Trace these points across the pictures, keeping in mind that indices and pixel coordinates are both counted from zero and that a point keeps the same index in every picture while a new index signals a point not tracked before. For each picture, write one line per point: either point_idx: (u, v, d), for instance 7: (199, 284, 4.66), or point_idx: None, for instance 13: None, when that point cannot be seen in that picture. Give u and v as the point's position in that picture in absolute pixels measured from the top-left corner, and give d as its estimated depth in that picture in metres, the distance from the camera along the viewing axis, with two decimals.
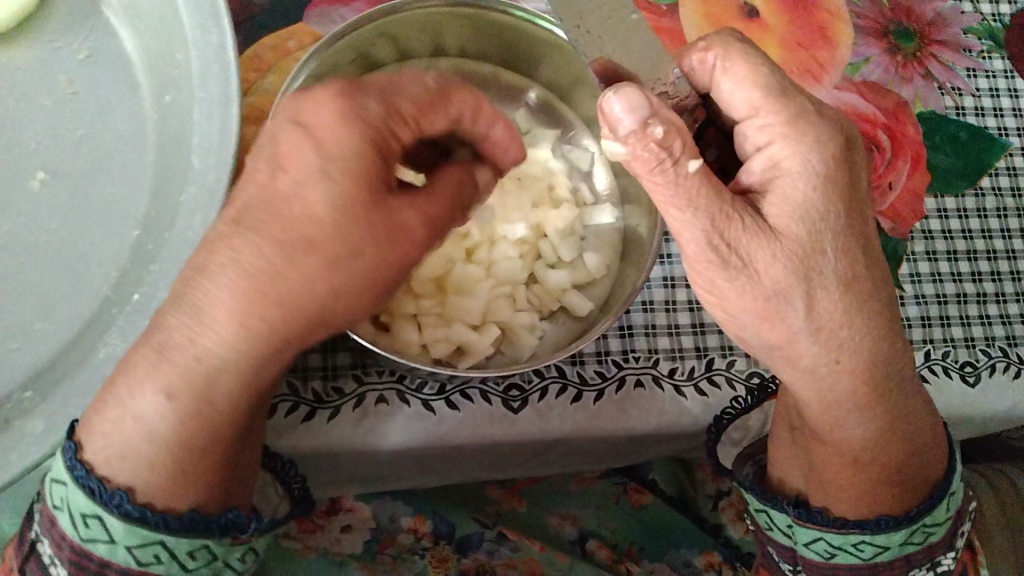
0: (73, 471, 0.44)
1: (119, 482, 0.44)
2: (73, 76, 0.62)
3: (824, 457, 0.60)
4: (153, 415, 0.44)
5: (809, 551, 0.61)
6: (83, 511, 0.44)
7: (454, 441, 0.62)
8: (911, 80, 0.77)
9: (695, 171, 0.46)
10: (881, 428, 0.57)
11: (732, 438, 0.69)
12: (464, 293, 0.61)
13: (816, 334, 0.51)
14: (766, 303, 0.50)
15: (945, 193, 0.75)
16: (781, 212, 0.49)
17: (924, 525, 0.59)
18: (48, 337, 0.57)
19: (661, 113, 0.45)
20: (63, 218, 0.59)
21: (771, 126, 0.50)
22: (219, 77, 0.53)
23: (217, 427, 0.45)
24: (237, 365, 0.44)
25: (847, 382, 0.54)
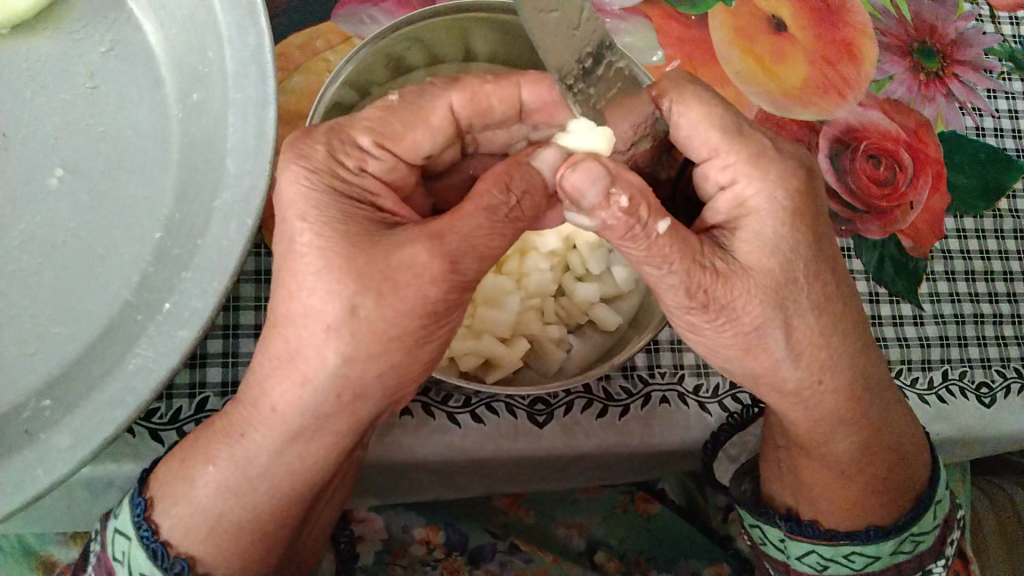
0: (140, 529, 0.48)
1: (181, 550, 0.48)
2: (94, 69, 0.60)
3: (808, 470, 0.60)
4: (232, 508, 0.48)
5: (801, 564, 0.60)
6: (144, 571, 0.47)
7: (479, 456, 0.61)
8: (933, 99, 0.77)
9: (662, 232, 0.46)
10: (866, 441, 0.57)
11: (729, 453, 0.70)
12: (494, 304, 0.60)
13: (797, 360, 0.51)
14: (747, 338, 0.50)
15: (964, 213, 0.75)
16: (751, 249, 0.49)
17: (913, 534, 0.59)
18: (66, 342, 0.55)
19: (622, 177, 0.45)
20: (84, 218, 0.57)
21: (732, 165, 0.49)
22: (256, 79, 0.52)
23: (284, 516, 0.49)
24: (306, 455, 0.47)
25: (831, 401, 0.54)
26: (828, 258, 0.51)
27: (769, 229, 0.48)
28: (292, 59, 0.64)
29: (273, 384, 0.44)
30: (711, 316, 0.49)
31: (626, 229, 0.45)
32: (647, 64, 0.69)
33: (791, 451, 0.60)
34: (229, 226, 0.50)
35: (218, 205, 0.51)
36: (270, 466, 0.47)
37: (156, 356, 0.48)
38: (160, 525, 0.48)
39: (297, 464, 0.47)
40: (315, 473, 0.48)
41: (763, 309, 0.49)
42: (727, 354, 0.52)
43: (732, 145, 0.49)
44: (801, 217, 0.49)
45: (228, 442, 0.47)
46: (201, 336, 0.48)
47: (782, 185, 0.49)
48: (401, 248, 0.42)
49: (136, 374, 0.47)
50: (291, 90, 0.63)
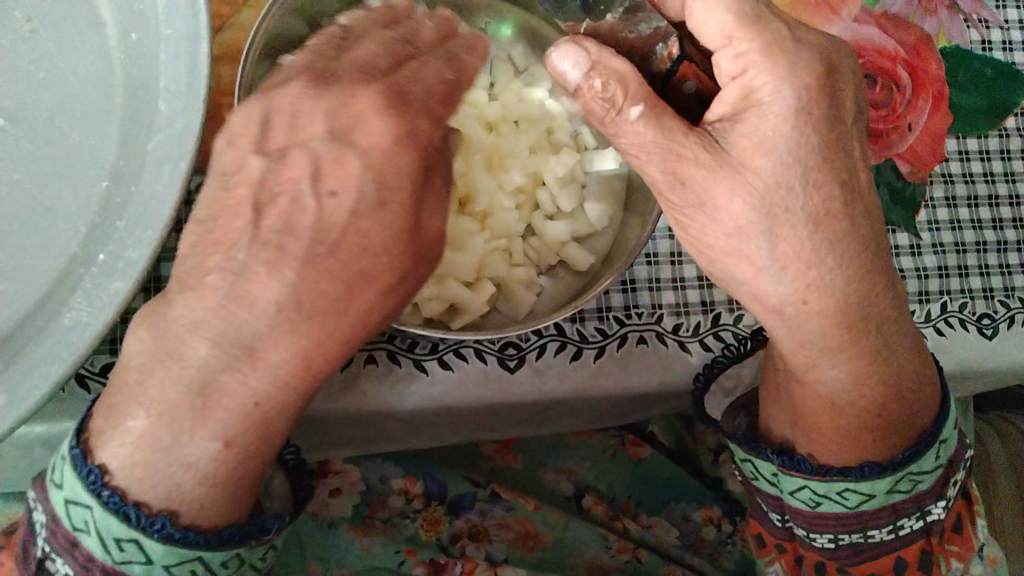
0: (100, 495, 0.41)
1: (134, 499, 0.42)
2: (30, 11, 0.56)
3: (802, 398, 0.56)
4: (163, 476, 0.42)
5: (795, 499, 0.57)
6: (118, 536, 0.41)
7: (444, 401, 0.59)
8: (935, 12, 0.71)
9: (634, 118, 0.45)
10: (860, 372, 0.53)
11: (724, 387, 0.65)
12: (457, 248, 0.57)
13: (783, 272, 0.47)
14: (730, 242, 0.47)
15: (967, 133, 0.71)
16: (746, 145, 0.45)
17: (911, 473, 0.54)
18: (13, 297, 0.53)
19: (605, 62, 0.45)
20: (25, 168, 0.55)
21: (745, 53, 0.45)
22: (187, 13, 0.49)
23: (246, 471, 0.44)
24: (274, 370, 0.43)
25: (815, 323, 0.49)
26: (836, 164, 0.47)
27: (770, 128, 0.45)
28: None
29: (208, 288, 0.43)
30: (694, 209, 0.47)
31: (603, 111, 0.45)
32: None
33: (789, 379, 0.57)
34: (163, 171, 0.48)
35: (152, 150, 0.48)
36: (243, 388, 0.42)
37: (91, 310, 0.47)
38: (105, 463, 0.42)
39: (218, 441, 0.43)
40: (281, 398, 0.44)
41: (748, 210, 0.45)
42: (713, 255, 0.49)
43: (747, 34, 0.45)
44: (810, 118, 0.45)
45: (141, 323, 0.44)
46: (136, 287, 0.47)
47: (790, 79, 0.45)
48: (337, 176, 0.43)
49: (71, 329, 0.46)
50: (241, 25, 0.59)
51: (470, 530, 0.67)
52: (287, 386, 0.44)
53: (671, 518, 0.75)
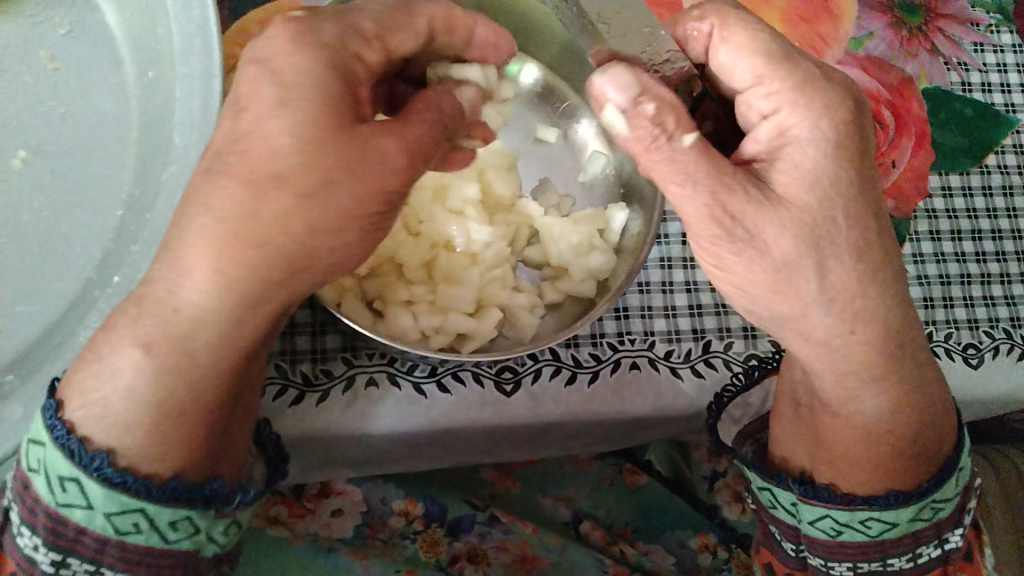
0: (53, 429, 0.42)
1: (99, 443, 0.41)
2: (55, 51, 0.60)
3: (833, 429, 0.57)
4: (137, 375, 0.41)
5: (814, 529, 0.57)
6: (62, 474, 0.41)
7: (444, 424, 0.61)
8: (916, 55, 0.74)
9: (690, 146, 0.45)
10: (895, 399, 0.54)
11: (732, 415, 0.66)
12: (455, 281, 0.59)
13: (829, 304, 0.49)
14: (776, 276, 0.48)
15: (949, 171, 0.74)
16: (786, 180, 0.47)
17: (934, 501, 0.55)
18: (32, 318, 0.55)
19: (655, 92, 0.46)
20: (46, 197, 0.58)
21: (777, 92, 0.48)
22: (201, 53, 0.52)
23: (208, 359, 0.42)
24: (223, 320, 0.42)
25: (862, 352, 0.51)
26: (870, 197, 0.49)
27: (810, 161, 0.47)
28: (251, 34, 0.63)
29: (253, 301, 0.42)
30: (735, 247, 0.47)
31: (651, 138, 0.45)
32: None
33: (816, 410, 0.58)
34: (171, 201, 0.50)
35: (166, 178, 0.51)
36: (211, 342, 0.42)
37: None
38: (72, 422, 0.42)
39: (197, 311, 0.41)
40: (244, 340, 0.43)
41: (797, 243, 0.47)
42: (756, 294, 0.49)
43: (776, 71, 0.48)
44: (846, 149, 0.47)
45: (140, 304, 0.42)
46: None
47: (826, 115, 0.47)
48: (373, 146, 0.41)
49: (87, 346, 0.48)
50: None
51: (469, 552, 0.68)
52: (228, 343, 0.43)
53: (667, 546, 0.76)
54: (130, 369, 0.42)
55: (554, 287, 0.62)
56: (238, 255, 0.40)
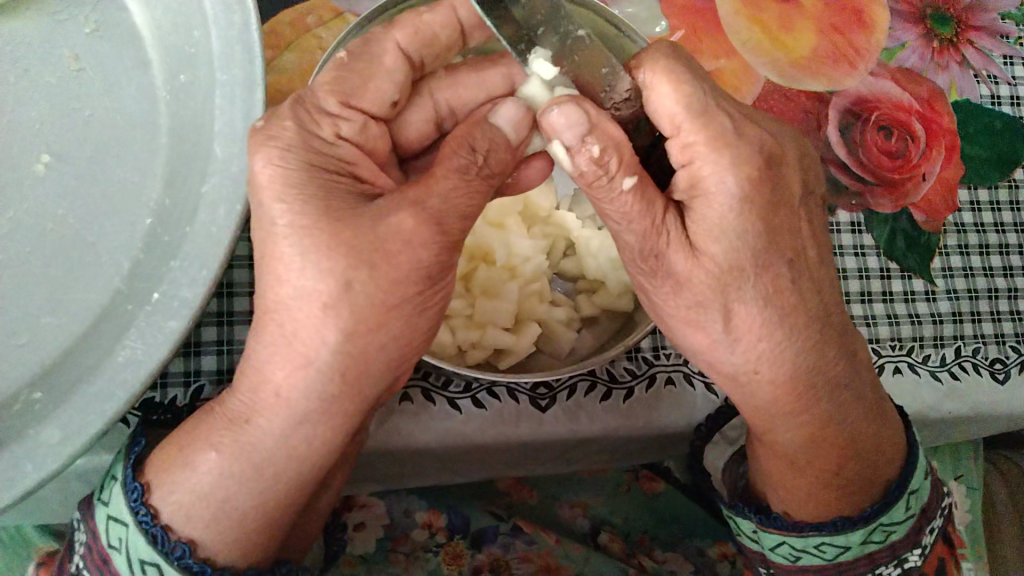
0: (136, 514, 0.45)
1: (182, 535, 0.45)
2: (80, 50, 0.57)
3: (768, 458, 0.56)
4: (235, 492, 0.46)
5: (775, 554, 0.57)
6: (142, 558, 0.45)
7: (475, 440, 0.59)
8: (947, 67, 0.74)
9: (629, 189, 0.44)
10: (813, 435, 0.53)
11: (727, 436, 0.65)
12: (494, 295, 0.58)
13: (735, 344, 0.48)
14: (688, 310, 0.48)
15: (978, 184, 0.74)
16: (700, 230, 0.46)
17: (883, 524, 0.55)
18: (57, 331, 0.53)
19: (600, 127, 0.44)
20: (72, 204, 0.55)
21: (691, 145, 0.45)
22: (243, 60, 0.53)
23: (304, 478, 0.47)
24: (307, 451, 0.45)
25: (768, 391, 0.50)
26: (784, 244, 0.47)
27: (725, 212, 0.45)
28: (283, 36, 0.62)
29: (272, 370, 0.43)
30: (659, 282, 0.48)
31: (594, 177, 0.44)
32: (650, 35, 0.67)
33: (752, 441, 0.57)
34: (217, 213, 0.51)
35: (206, 190, 0.51)
36: (296, 456, 0.45)
37: (145, 348, 0.49)
38: (163, 513, 0.45)
39: (304, 448, 0.45)
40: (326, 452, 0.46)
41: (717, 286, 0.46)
42: (673, 324, 0.49)
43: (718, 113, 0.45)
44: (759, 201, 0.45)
45: (232, 431, 0.45)
46: (189, 326, 0.49)
47: (733, 171, 0.45)
48: (387, 218, 0.42)
49: (125, 366, 0.48)
50: (281, 69, 0.61)
51: (492, 564, 0.66)
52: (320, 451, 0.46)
53: (686, 554, 0.74)
54: (229, 484, 0.45)
55: (591, 302, 0.61)
56: (340, 369, 0.43)
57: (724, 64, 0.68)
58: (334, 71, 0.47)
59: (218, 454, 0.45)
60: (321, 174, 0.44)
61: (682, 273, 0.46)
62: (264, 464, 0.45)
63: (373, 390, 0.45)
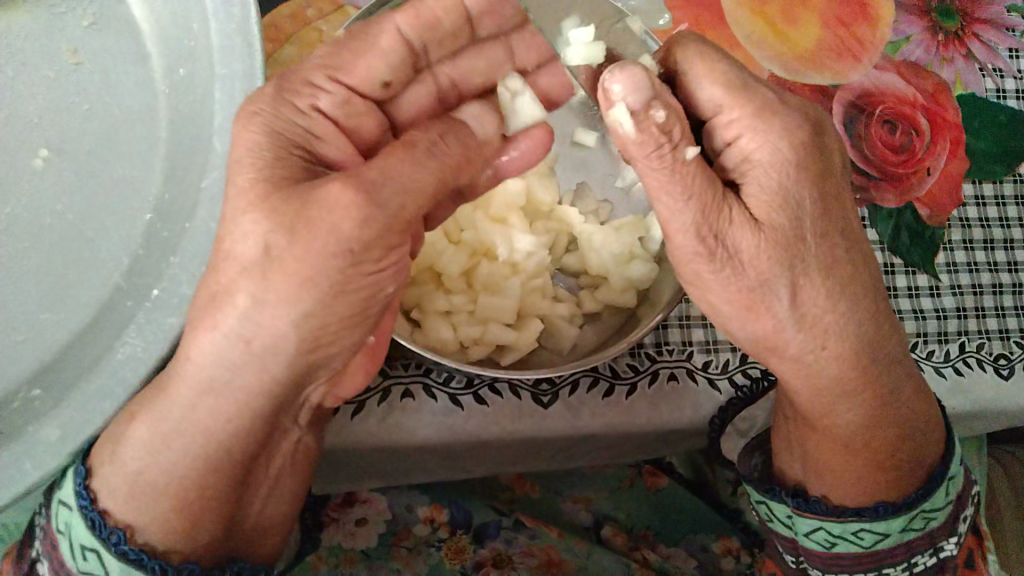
0: (78, 498, 0.44)
1: (117, 519, 0.44)
2: (77, 44, 0.57)
3: (814, 442, 0.55)
4: (154, 466, 0.43)
5: (810, 541, 0.57)
6: (83, 543, 0.44)
7: (478, 436, 0.59)
8: (952, 61, 0.74)
9: (692, 158, 0.43)
10: (871, 414, 0.52)
11: (738, 428, 0.63)
12: (495, 291, 0.58)
13: (802, 322, 0.47)
14: (751, 294, 0.46)
15: (982, 179, 0.73)
16: (739, 214, 0.45)
17: (924, 510, 0.54)
18: (55, 328, 0.53)
19: (663, 96, 0.42)
20: (70, 199, 0.55)
21: (738, 120, 0.45)
22: (242, 54, 0.52)
23: (230, 457, 0.44)
24: (231, 427, 0.43)
25: (833, 369, 0.49)
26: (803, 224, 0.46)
27: (724, 209, 0.45)
28: (283, 30, 0.61)
29: (196, 341, 0.41)
30: (718, 267, 0.45)
31: (655, 147, 0.42)
32: (653, 28, 0.67)
33: (795, 427, 0.56)
34: (217, 208, 0.50)
35: (206, 185, 0.51)
36: (208, 433, 0.43)
37: (145, 344, 0.48)
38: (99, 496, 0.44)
39: (218, 421, 0.43)
40: (245, 419, 0.43)
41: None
42: (729, 311, 0.48)
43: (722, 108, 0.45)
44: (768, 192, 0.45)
45: (152, 400, 0.44)
46: (190, 322, 0.49)
47: (785, 138, 0.45)
48: (369, 212, 0.41)
49: (126, 363, 0.48)
50: (281, 62, 0.61)
51: (494, 558, 0.66)
52: (240, 418, 0.43)
53: (689, 548, 0.73)
54: (154, 458, 0.43)
55: (593, 297, 0.61)
56: None
57: (728, 58, 0.68)
58: (329, 46, 0.47)
59: (138, 432, 0.44)
60: (290, 148, 0.43)
61: (751, 250, 0.45)
62: (185, 435, 0.43)
63: (295, 363, 0.41)
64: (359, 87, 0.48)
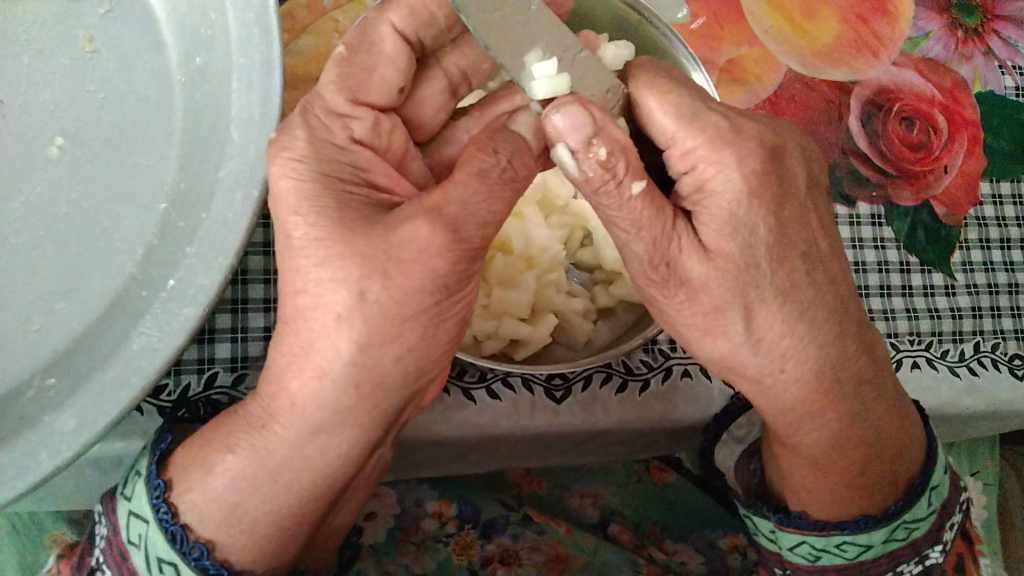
0: (158, 511, 0.45)
1: (200, 535, 0.45)
2: (94, 32, 0.56)
3: (788, 459, 0.55)
4: (248, 495, 0.45)
5: (796, 554, 0.57)
6: (161, 557, 0.45)
7: (491, 430, 0.59)
8: (971, 58, 0.73)
9: (639, 193, 0.42)
10: (837, 433, 0.52)
11: (734, 435, 0.61)
12: (511, 285, 0.58)
13: (758, 345, 0.46)
14: (706, 317, 0.46)
15: (1000, 177, 0.72)
16: (719, 230, 0.45)
17: (905, 522, 0.54)
18: (70, 317, 0.53)
19: (605, 131, 0.41)
20: (86, 188, 0.55)
21: (693, 151, 0.45)
22: (260, 43, 0.52)
23: (320, 488, 0.46)
24: (329, 462, 0.44)
25: (794, 390, 0.49)
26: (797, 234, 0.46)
27: (737, 211, 0.44)
28: (299, 20, 0.61)
29: (287, 371, 0.42)
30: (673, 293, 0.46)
31: (601, 184, 0.42)
32: (671, 22, 0.66)
33: (772, 441, 0.56)
34: (234, 199, 0.50)
35: (223, 175, 0.51)
36: (307, 466, 0.45)
37: (161, 335, 0.48)
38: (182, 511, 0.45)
39: (318, 458, 0.44)
40: (345, 459, 0.45)
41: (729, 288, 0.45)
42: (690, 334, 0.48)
43: None
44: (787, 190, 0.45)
45: (247, 430, 0.45)
46: (206, 313, 0.48)
47: (748, 164, 0.44)
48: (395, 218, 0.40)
49: (141, 354, 0.48)
50: (298, 52, 0.60)
51: (502, 554, 0.66)
52: (337, 458, 0.44)
53: (698, 546, 0.73)
54: (247, 483, 0.45)
55: (607, 293, 0.60)
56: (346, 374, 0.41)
57: (746, 53, 0.67)
58: (339, 67, 0.45)
59: (235, 453, 0.45)
60: (319, 167, 0.43)
61: (699, 278, 0.44)
62: (279, 465, 0.45)
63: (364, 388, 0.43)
64: (382, 104, 0.47)
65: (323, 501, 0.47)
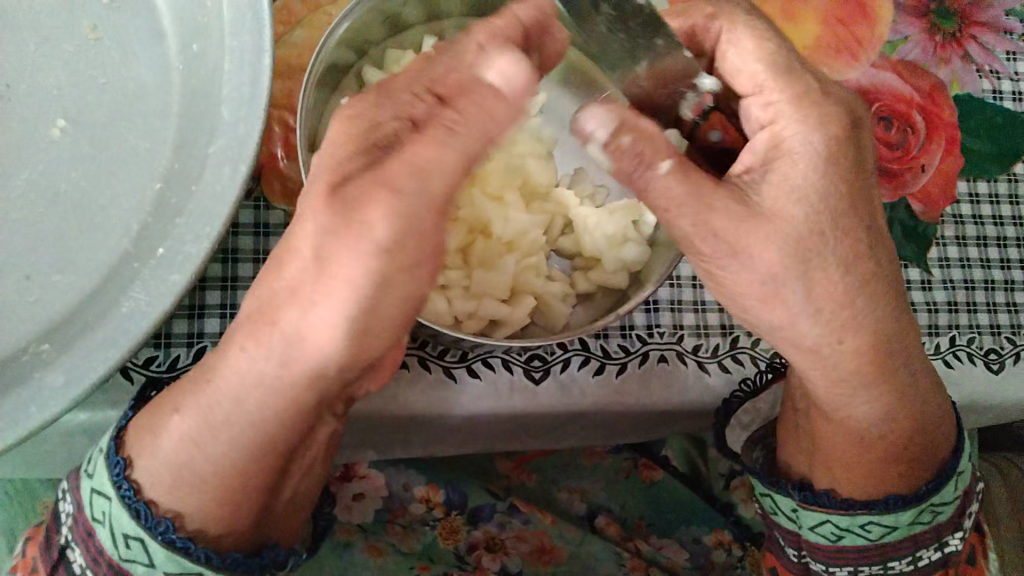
0: (119, 488, 0.47)
1: (164, 509, 0.48)
2: (97, 22, 0.59)
3: (829, 435, 0.57)
4: (197, 458, 0.47)
5: (815, 534, 0.58)
6: (126, 532, 0.47)
7: (473, 410, 0.61)
8: (949, 61, 0.75)
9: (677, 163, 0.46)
10: (887, 407, 0.55)
11: (741, 421, 0.66)
12: (491, 267, 0.59)
13: (818, 316, 0.49)
14: (764, 287, 0.48)
15: (976, 177, 0.74)
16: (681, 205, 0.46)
17: (933, 504, 0.56)
18: (66, 288, 0.55)
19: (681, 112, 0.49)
20: (85, 167, 0.57)
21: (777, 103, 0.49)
22: (253, 28, 0.54)
23: (272, 446, 0.48)
24: (277, 417, 0.46)
25: (848, 361, 0.52)
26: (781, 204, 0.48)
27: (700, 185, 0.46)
28: (293, 13, 0.63)
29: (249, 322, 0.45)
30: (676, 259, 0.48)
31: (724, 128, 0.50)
32: None
33: (813, 419, 0.58)
34: (222, 173, 0.52)
35: (213, 153, 0.53)
36: (256, 427, 0.47)
37: (149, 300, 0.50)
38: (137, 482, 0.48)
39: (263, 416, 0.46)
40: (290, 415, 0.47)
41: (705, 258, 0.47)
42: (744, 302, 0.50)
43: None
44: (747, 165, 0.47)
45: (197, 390, 0.47)
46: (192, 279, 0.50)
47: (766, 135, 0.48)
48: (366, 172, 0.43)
49: (131, 317, 0.50)
50: (292, 44, 0.63)
51: (488, 541, 0.68)
52: (283, 413, 0.46)
53: (682, 541, 0.75)
54: (201, 448, 0.47)
55: (586, 278, 0.62)
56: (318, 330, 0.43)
57: None
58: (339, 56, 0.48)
59: (183, 423, 0.47)
60: None
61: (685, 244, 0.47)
62: (227, 429, 0.47)
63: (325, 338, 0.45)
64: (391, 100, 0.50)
65: (274, 463, 0.50)
